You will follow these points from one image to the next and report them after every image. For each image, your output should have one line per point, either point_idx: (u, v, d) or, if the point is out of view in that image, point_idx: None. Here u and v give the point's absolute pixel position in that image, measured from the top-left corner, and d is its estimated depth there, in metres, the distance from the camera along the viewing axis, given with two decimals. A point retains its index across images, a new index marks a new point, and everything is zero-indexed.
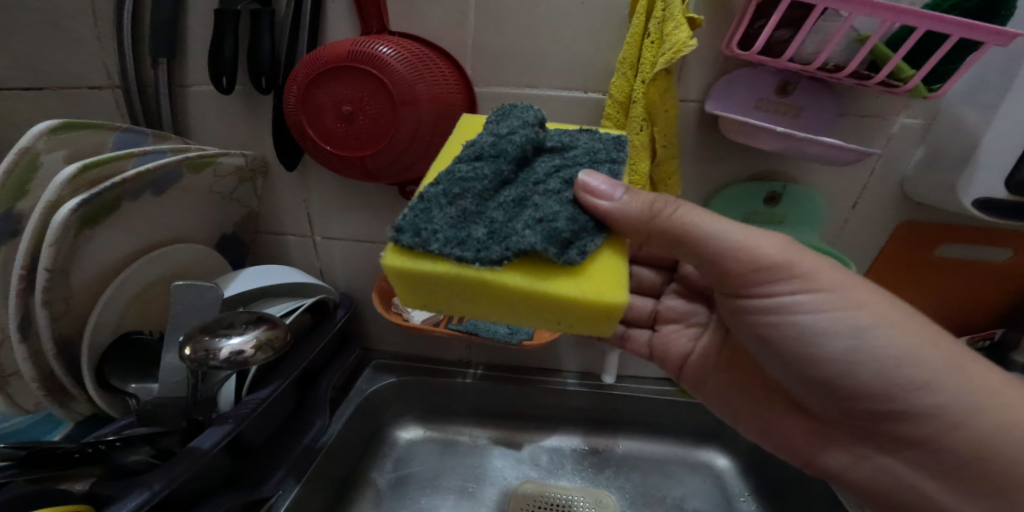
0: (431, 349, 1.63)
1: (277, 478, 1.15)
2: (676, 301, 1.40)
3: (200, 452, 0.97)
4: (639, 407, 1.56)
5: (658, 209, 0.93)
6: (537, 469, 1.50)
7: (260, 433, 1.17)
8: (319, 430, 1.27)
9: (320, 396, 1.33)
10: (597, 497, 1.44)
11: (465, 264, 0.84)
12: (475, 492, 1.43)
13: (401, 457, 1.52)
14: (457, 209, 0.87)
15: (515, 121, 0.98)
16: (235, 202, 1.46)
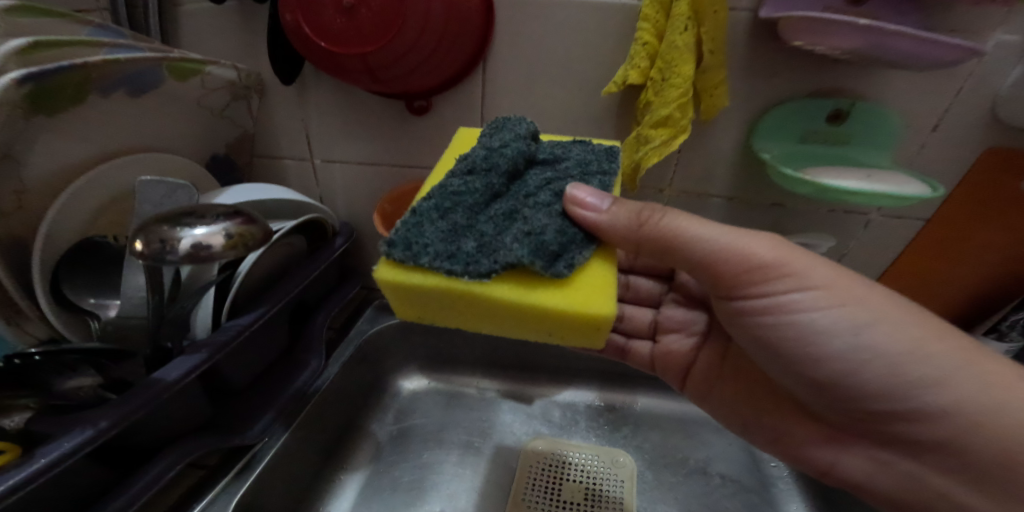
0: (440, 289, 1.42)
1: (262, 424, 0.91)
2: (675, 308, 1.20)
3: (165, 384, 0.73)
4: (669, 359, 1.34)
5: (645, 218, 0.80)
6: (550, 426, 1.30)
7: (240, 370, 0.92)
8: (313, 373, 1.02)
9: (315, 334, 1.08)
10: (614, 456, 1.23)
11: (452, 279, 0.70)
12: (485, 451, 1.22)
13: (402, 408, 1.29)
14: (448, 224, 0.73)
15: (505, 132, 0.85)
16: (226, 120, 1.25)
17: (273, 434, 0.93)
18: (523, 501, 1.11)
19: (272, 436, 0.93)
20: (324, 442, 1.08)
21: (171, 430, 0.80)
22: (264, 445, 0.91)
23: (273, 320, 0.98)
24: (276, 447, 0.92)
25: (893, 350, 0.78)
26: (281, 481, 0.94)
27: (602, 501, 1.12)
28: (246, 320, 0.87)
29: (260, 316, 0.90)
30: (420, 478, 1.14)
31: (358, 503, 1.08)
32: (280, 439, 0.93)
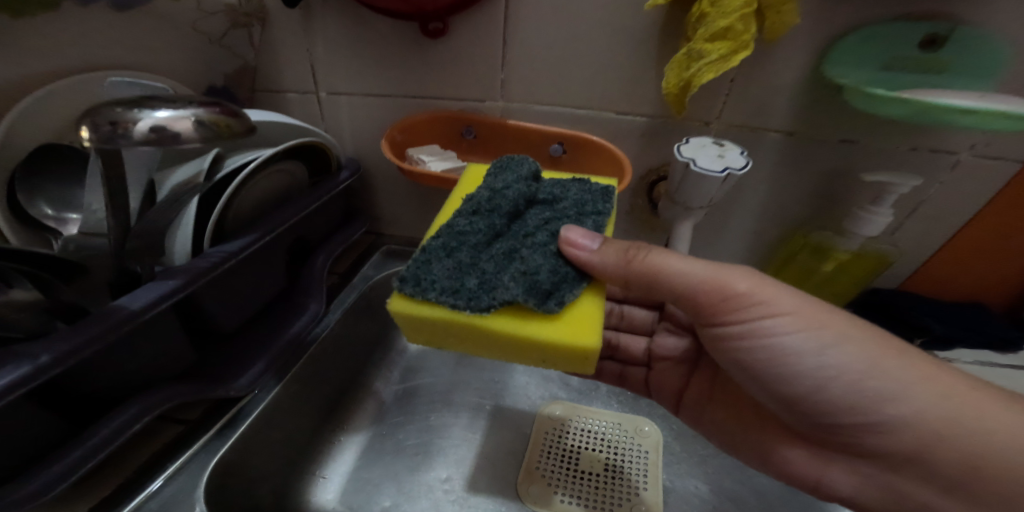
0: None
1: (252, 374, 0.75)
2: (667, 335, 0.97)
3: (126, 314, 0.57)
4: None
5: (634, 254, 0.67)
6: (567, 389, 1.06)
7: (229, 309, 0.76)
8: (314, 318, 0.88)
9: (315, 276, 0.93)
10: (638, 424, 1.00)
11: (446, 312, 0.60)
12: (504, 419, 0.98)
13: (411, 366, 1.04)
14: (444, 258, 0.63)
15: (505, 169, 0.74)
16: (223, 49, 0.96)
17: (263, 387, 0.76)
18: (537, 472, 0.90)
19: (263, 388, 0.76)
20: (318, 401, 0.86)
21: (145, 372, 0.63)
22: (256, 397, 0.75)
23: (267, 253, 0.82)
24: (265, 399, 0.75)
25: (850, 367, 0.63)
26: (271, 442, 0.76)
27: (624, 476, 0.90)
28: (234, 248, 0.72)
29: (249, 246, 0.75)
30: (425, 447, 0.90)
31: (357, 472, 0.85)
32: (270, 391, 0.76)
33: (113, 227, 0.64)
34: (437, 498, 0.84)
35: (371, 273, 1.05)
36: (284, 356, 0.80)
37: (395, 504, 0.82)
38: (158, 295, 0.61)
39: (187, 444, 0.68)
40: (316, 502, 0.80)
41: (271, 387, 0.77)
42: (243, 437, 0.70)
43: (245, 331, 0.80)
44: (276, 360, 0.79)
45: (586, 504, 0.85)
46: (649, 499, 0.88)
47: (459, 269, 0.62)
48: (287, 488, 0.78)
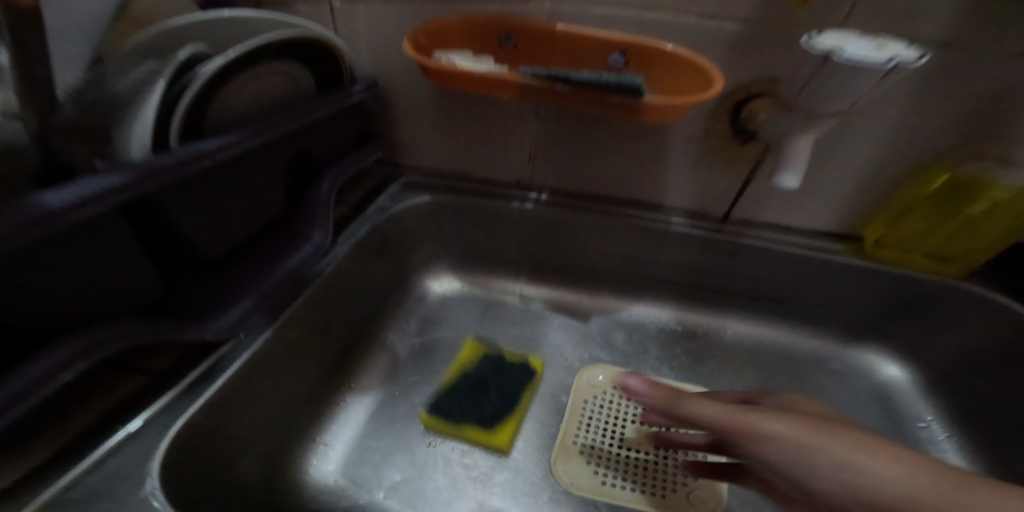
0: (479, 166, 0.94)
1: (233, 314, 0.57)
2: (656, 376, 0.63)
3: (42, 208, 0.38)
4: (799, 265, 0.77)
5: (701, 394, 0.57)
6: (610, 352, 0.82)
7: (204, 229, 0.58)
8: (317, 252, 0.69)
9: (319, 204, 0.75)
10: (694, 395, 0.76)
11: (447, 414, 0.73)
12: (539, 386, 0.78)
13: (430, 317, 0.88)
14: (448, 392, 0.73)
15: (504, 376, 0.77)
16: None
17: (251, 329, 0.59)
18: (577, 450, 0.70)
19: (250, 331, 0.58)
20: (321, 350, 0.70)
21: (87, 297, 0.45)
22: (240, 342, 0.57)
23: (250, 162, 0.63)
24: (250, 344, 0.57)
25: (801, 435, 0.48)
26: (265, 392, 0.59)
27: (676, 457, 0.69)
28: (211, 146, 0.55)
29: (231, 147, 0.57)
30: (437, 412, 0.74)
31: (364, 438, 0.70)
32: (256, 335, 0.58)
33: (25, 103, 0.45)
34: (454, 474, 0.67)
35: (388, 205, 0.85)
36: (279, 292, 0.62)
37: (404, 479, 0.66)
38: (100, 188, 0.43)
39: (150, 398, 0.49)
40: (311, 470, 0.65)
41: (258, 330, 0.59)
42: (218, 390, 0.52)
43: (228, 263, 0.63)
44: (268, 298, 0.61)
45: (632, 489, 0.66)
46: (705, 487, 0.67)
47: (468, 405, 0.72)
48: (286, 453, 0.63)
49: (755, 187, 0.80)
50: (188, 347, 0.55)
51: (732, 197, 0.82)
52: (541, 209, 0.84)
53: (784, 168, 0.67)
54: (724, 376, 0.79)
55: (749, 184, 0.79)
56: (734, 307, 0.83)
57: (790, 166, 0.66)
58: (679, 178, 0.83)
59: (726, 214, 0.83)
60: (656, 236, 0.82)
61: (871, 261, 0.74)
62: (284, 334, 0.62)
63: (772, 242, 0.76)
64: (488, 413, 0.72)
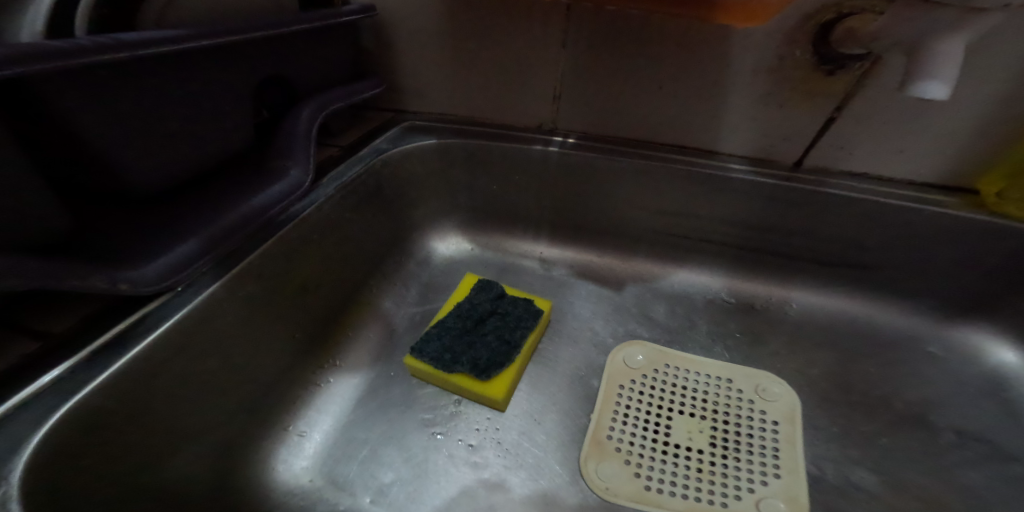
0: (484, 108, 0.76)
1: (168, 259, 0.43)
2: None
3: None
4: (899, 221, 0.59)
5: None
6: (649, 327, 0.67)
7: (134, 151, 0.44)
8: (293, 192, 0.56)
9: (297, 136, 0.60)
10: (755, 380, 0.60)
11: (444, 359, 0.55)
12: (563, 368, 0.63)
13: (434, 283, 0.74)
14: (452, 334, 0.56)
15: (513, 319, 0.58)
16: None
17: (199, 281, 0.45)
18: (611, 447, 0.55)
19: (194, 283, 0.44)
20: (299, 317, 0.56)
21: None
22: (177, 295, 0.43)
23: (201, 71, 0.48)
24: (190, 298, 0.43)
25: None
26: (215, 367, 0.46)
27: (737, 455, 0.54)
28: (130, 37, 0.40)
29: (163, 42, 0.42)
30: (438, 398, 0.59)
31: (349, 427, 0.56)
32: (200, 290, 0.44)
33: None
34: (458, 476, 0.53)
35: (385, 147, 0.70)
36: (237, 239, 0.48)
37: (396, 480, 0.53)
38: None
39: (44, 365, 0.36)
40: (279, 468, 0.51)
41: (205, 282, 0.45)
42: (139, 358, 0.39)
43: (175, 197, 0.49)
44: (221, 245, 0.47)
45: (684, 496, 0.51)
46: (781, 493, 0.51)
47: (468, 350, 0.55)
48: (247, 443, 0.50)
49: (841, 128, 0.62)
50: (111, 299, 0.42)
51: (806, 143, 0.64)
52: (568, 150, 0.69)
53: (925, 74, 0.45)
54: (796, 356, 0.62)
55: (832, 124, 0.62)
56: (802, 276, 0.67)
57: (935, 71, 0.44)
58: (739, 118, 0.66)
59: (797, 162, 0.66)
60: (710, 185, 0.65)
61: (998, 217, 0.56)
62: (244, 292, 0.48)
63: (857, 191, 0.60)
64: (482, 358, 0.54)
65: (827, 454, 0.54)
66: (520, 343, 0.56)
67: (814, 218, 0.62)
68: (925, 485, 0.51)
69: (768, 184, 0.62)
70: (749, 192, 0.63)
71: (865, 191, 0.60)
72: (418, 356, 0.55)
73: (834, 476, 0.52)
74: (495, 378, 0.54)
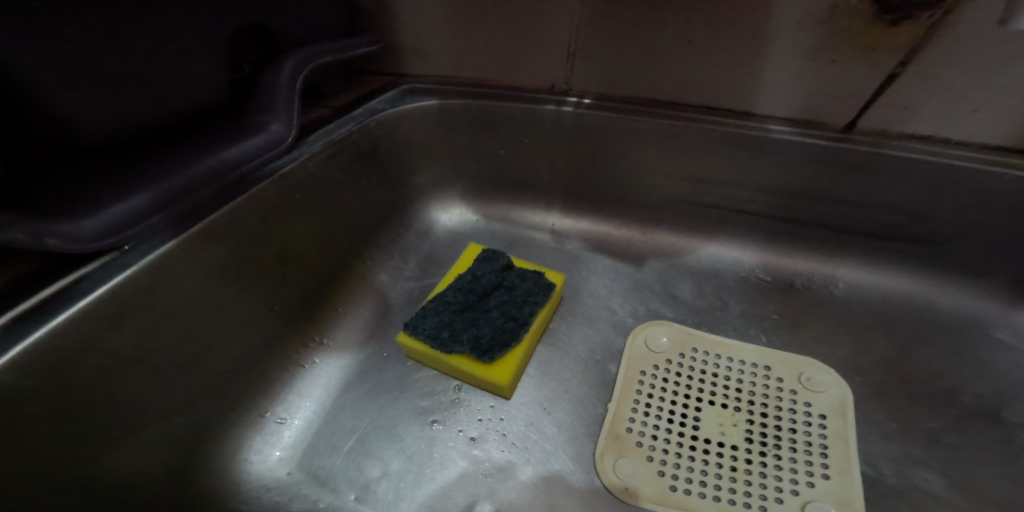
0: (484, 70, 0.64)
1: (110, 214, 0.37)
2: None
3: None
4: (975, 192, 0.50)
5: None
6: (674, 306, 0.60)
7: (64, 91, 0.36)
8: (267, 147, 0.47)
9: (279, 86, 0.51)
10: (796, 367, 0.53)
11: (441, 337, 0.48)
12: (577, 351, 0.56)
13: (434, 256, 0.67)
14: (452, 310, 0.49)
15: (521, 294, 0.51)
16: None
17: (151, 240, 0.38)
18: (631, 441, 0.48)
19: (145, 242, 0.38)
20: (281, 289, 0.49)
21: None
22: (123, 255, 0.37)
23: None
24: (137, 259, 0.37)
25: None
26: (173, 341, 0.39)
27: (778, 452, 0.47)
28: None
29: None
30: (435, 383, 0.52)
31: (335, 412, 0.50)
32: (150, 250, 0.38)
33: None
34: (457, 471, 0.47)
35: (380, 107, 0.61)
36: (198, 195, 0.41)
37: (385, 474, 0.46)
38: None
39: None
40: (252, 459, 0.45)
41: (158, 240, 0.38)
42: (66, 326, 0.33)
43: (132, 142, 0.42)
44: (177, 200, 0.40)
45: (717, 499, 0.44)
46: (831, 497, 0.44)
47: (469, 327, 0.48)
48: (216, 430, 0.44)
49: (922, 86, 0.50)
50: (53, 257, 0.36)
51: (861, 105, 0.53)
52: (583, 109, 0.60)
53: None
54: (847, 341, 0.55)
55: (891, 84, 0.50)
56: (852, 252, 0.58)
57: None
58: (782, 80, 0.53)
59: (852, 125, 0.55)
60: (749, 149, 0.56)
61: None
62: (207, 255, 0.41)
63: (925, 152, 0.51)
64: (485, 336, 0.47)
65: (884, 452, 0.47)
66: (529, 321, 0.49)
67: (869, 188, 0.54)
68: (1005, 492, 0.44)
69: (819, 145, 0.54)
70: (795, 155, 0.55)
71: (931, 151, 0.51)
72: (412, 333, 0.48)
73: (894, 478, 0.45)
74: (499, 360, 0.47)
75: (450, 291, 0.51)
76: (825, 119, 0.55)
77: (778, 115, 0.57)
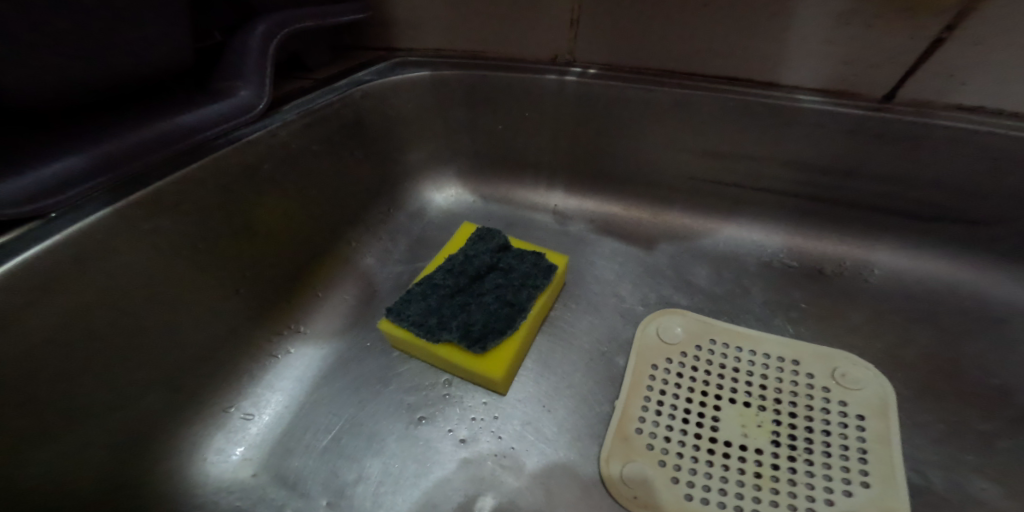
0: (479, 37, 0.55)
1: (36, 177, 0.33)
2: None
3: None
4: None
5: None
6: (689, 294, 0.54)
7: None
8: (232, 116, 0.42)
9: (249, 48, 0.45)
10: (829, 362, 0.47)
11: (427, 324, 0.42)
12: (580, 342, 0.50)
13: (426, 237, 0.60)
14: (440, 296, 0.44)
15: (517, 275, 0.45)
16: None
17: (83, 207, 0.33)
18: (641, 443, 0.43)
19: (76, 209, 0.33)
20: (248, 271, 0.43)
21: None
22: (46, 224, 0.32)
23: None
24: (63, 227, 0.32)
25: None
26: (113, 325, 0.35)
27: (810, 457, 0.41)
28: None
29: None
30: (422, 376, 0.47)
31: (309, 408, 0.45)
32: (80, 218, 0.33)
33: None
34: (442, 475, 0.42)
35: (366, 78, 0.53)
36: (144, 159, 0.36)
37: (362, 477, 0.41)
38: None
39: None
40: (211, 460, 0.41)
41: (91, 207, 0.33)
42: None
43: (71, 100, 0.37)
44: (119, 162, 0.35)
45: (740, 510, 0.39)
46: (872, 508, 0.38)
47: (458, 312, 0.42)
48: (173, 424, 0.40)
49: (1011, 49, 0.40)
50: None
51: (900, 74, 0.44)
52: (589, 79, 0.52)
53: None
54: (886, 334, 0.49)
55: (936, 52, 0.42)
56: (892, 235, 0.52)
57: None
58: (808, 49, 0.45)
59: (888, 96, 0.46)
60: (776, 123, 0.49)
61: None
62: (152, 229, 0.36)
63: (975, 121, 0.44)
64: (476, 324, 0.41)
65: (929, 458, 0.41)
66: (526, 307, 0.43)
67: (923, 161, 0.46)
68: None
69: (853, 115, 0.46)
70: (834, 128, 0.47)
71: (987, 122, 0.44)
72: (395, 319, 0.43)
73: (943, 487, 0.40)
74: (492, 350, 0.41)
75: (439, 274, 0.46)
76: (860, 92, 0.47)
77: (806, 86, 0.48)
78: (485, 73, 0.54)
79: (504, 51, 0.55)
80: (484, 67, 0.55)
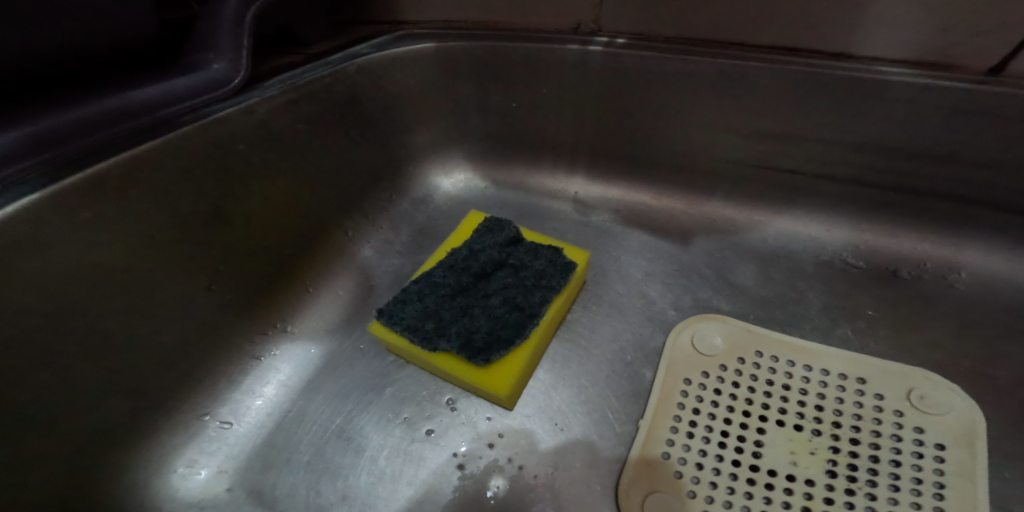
0: (491, 4, 0.48)
1: None
2: None
3: None
4: None
5: None
6: (731, 297, 0.47)
7: None
8: (202, 91, 0.37)
9: (225, 18, 0.40)
10: (901, 381, 0.39)
11: (422, 331, 0.36)
12: (601, 351, 0.44)
13: (433, 226, 0.54)
14: (438, 297, 0.38)
15: (528, 273, 0.39)
16: None
17: (13, 191, 0.29)
18: (667, 470, 0.36)
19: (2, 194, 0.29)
20: (218, 262, 0.39)
21: None
22: None
23: None
24: None
25: None
26: (57, 323, 0.30)
27: (873, 491, 0.34)
28: None
29: None
30: (420, 385, 0.42)
31: (293, 418, 0.40)
32: (6, 203, 0.28)
33: None
34: (435, 499, 0.36)
35: (365, 51, 0.47)
36: (89, 139, 0.32)
37: (345, 497, 0.36)
38: None
39: None
40: (180, 473, 0.37)
41: (21, 191, 0.29)
42: None
43: (15, 74, 0.33)
44: (56, 141, 0.31)
45: None
46: None
47: (458, 316, 0.37)
48: (137, 434, 0.36)
49: None
50: None
51: (1010, 39, 0.36)
52: (616, 50, 0.45)
53: None
54: (972, 350, 0.41)
55: None
56: (981, 230, 0.43)
57: None
58: (889, 10, 0.37)
59: (997, 68, 0.37)
60: (843, 100, 0.41)
61: None
62: (96, 216, 0.31)
63: None
64: (478, 331, 0.36)
65: None
66: (539, 312, 0.37)
67: None
68: None
69: (943, 88, 0.38)
70: (917, 105, 0.39)
71: None
72: (387, 323, 0.37)
73: None
74: (498, 363, 0.35)
75: (439, 271, 0.40)
76: (957, 61, 0.38)
77: (881, 56, 0.39)
78: (498, 44, 0.47)
79: (519, 21, 0.48)
80: (496, 37, 0.48)
